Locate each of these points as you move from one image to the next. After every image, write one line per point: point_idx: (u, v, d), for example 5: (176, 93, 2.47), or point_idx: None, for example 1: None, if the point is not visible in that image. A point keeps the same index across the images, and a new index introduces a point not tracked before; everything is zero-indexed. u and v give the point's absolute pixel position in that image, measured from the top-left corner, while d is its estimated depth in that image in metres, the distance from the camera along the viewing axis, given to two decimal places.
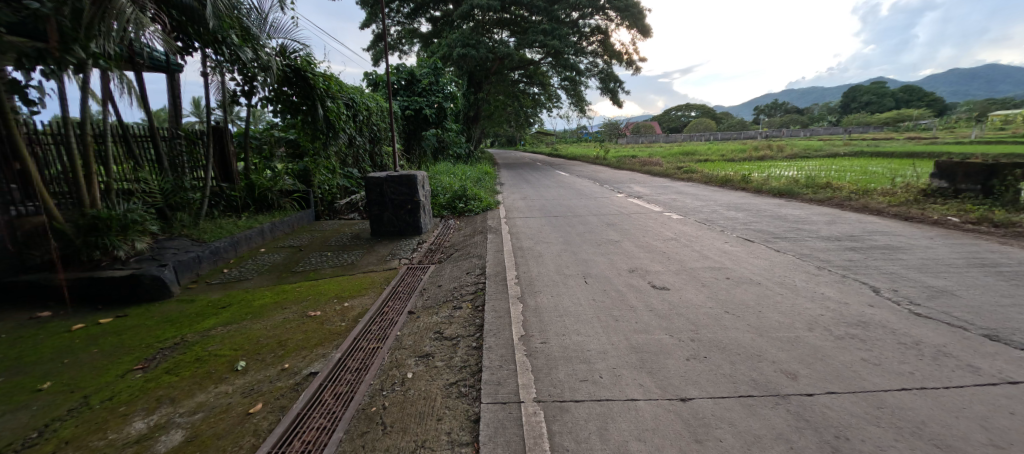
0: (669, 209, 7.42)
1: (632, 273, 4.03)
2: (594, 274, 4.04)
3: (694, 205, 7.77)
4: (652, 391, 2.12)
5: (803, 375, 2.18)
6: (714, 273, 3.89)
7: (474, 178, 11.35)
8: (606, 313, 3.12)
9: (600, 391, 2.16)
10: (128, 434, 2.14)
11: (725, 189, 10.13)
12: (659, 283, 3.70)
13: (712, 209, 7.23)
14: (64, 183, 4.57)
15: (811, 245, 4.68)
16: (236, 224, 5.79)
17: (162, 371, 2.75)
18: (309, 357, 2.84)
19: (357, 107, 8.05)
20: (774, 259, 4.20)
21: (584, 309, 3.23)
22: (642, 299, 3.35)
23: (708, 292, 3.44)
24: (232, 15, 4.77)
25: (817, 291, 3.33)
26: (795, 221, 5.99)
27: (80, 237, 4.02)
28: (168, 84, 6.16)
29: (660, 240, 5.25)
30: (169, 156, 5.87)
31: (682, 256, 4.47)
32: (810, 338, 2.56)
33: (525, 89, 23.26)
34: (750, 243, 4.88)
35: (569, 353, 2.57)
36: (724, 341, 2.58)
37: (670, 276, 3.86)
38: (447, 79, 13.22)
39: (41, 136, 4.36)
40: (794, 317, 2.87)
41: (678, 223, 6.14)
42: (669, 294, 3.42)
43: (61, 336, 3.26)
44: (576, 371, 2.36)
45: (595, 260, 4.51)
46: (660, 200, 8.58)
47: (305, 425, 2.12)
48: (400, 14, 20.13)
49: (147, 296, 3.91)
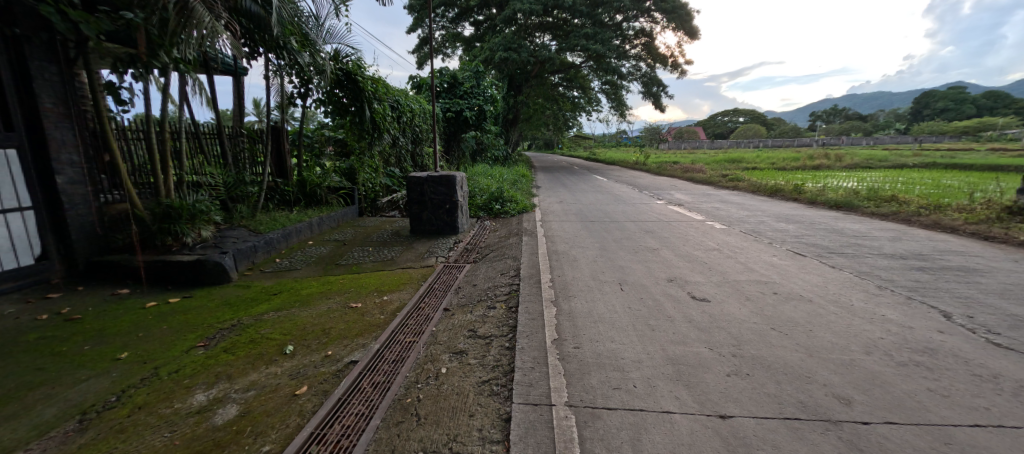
0: (712, 218, 7.18)
1: (671, 282, 3.95)
2: (630, 281, 4.00)
3: (739, 215, 7.50)
4: (688, 405, 2.09)
5: (859, 401, 2.07)
6: (759, 287, 3.74)
7: (510, 180, 11.43)
8: (642, 322, 3.08)
9: (633, 400, 2.14)
10: (190, 405, 2.35)
11: (775, 199, 9.66)
12: (699, 295, 3.59)
13: (759, 220, 6.92)
14: (145, 175, 5.08)
15: (871, 262, 4.39)
16: (288, 217, 6.14)
17: (221, 350, 2.99)
18: (351, 346, 2.99)
19: (400, 109, 8.38)
20: (828, 276, 3.98)
21: (619, 316, 3.21)
22: (681, 310, 3.28)
23: (752, 306, 3.31)
24: (294, 21, 5.10)
25: (877, 312, 3.13)
26: (855, 236, 5.63)
27: (156, 223, 4.43)
28: (234, 86, 6.65)
29: (701, 249, 5.10)
30: (232, 153, 6.35)
31: (724, 268, 4.31)
32: (867, 362, 2.42)
33: (566, 92, 23.12)
34: (801, 257, 4.64)
35: (602, 360, 2.56)
36: (770, 359, 2.49)
37: (711, 288, 3.74)
38: (488, 82, 13.46)
39: (127, 132, 4.87)
40: (850, 339, 2.71)
41: (722, 233, 5.94)
42: (710, 307, 3.32)
43: (136, 312, 3.60)
44: (609, 379, 2.35)
45: (632, 267, 4.44)
46: (703, 208, 8.35)
47: (345, 410, 2.25)
48: (444, 19, 20.59)
49: (209, 279, 4.24)
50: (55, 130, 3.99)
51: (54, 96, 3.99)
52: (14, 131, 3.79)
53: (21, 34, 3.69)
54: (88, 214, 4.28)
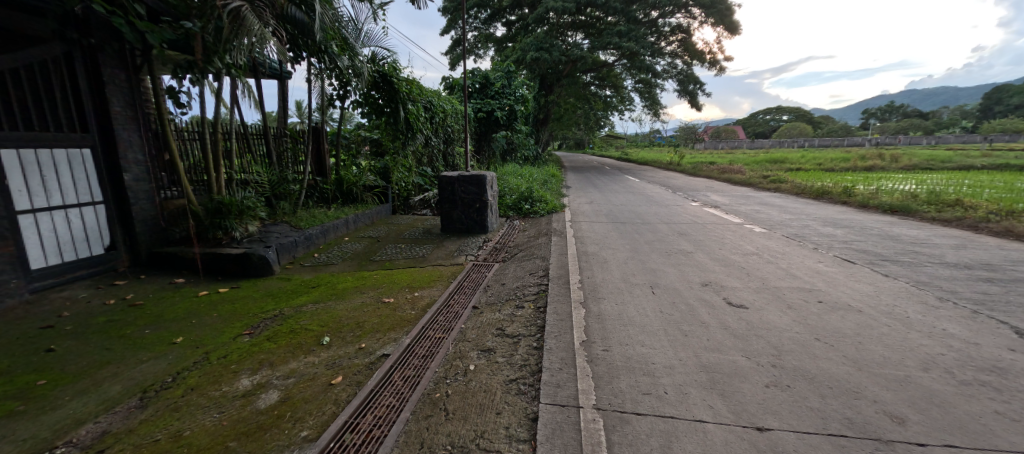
0: (751, 221, 6.91)
1: (705, 287, 3.85)
2: (662, 285, 3.92)
3: (782, 218, 7.19)
4: (723, 415, 2.04)
5: (914, 421, 1.96)
6: (802, 294, 3.58)
7: (540, 180, 11.42)
8: (675, 327, 3.02)
9: (664, 407, 2.12)
10: (237, 389, 2.52)
11: (822, 202, 9.18)
12: (736, 301, 3.48)
13: (804, 224, 6.61)
14: (198, 173, 5.44)
15: (932, 272, 4.10)
16: (327, 214, 6.40)
17: (264, 338, 3.17)
18: (383, 340, 3.10)
19: (433, 110, 8.56)
20: (881, 285, 3.76)
21: (651, 320, 3.16)
22: (715, 316, 3.20)
23: (794, 315, 3.18)
24: (335, 26, 5.32)
25: (937, 326, 2.93)
26: (913, 243, 5.27)
27: (208, 218, 4.74)
28: (279, 89, 7.00)
29: (739, 253, 4.94)
30: (277, 152, 6.68)
31: (764, 274, 4.16)
32: (924, 380, 2.28)
33: (598, 91, 22.86)
34: (850, 265, 4.40)
35: (632, 364, 2.54)
36: (812, 372, 2.39)
37: (749, 294, 3.62)
38: (519, 82, 13.49)
39: (184, 133, 5.22)
40: (904, 354, 2.56)
41: (762, 237, 5.72)
42: (748, 314, 3.21)
43: (190, 300, 3.87)
44: (639, 383, 2.33)
45: (665, 270, 4.36)
46: (742, 211, 8.06)
47: (377, 402, 2.34)
48: (477, 20, 20.82)
49: (254, 271, 4.49)
50: (123, 131, 4.34)
51: (123, 100, 4.34)
52: (89, 132, 4.15)
53: (95, 43, 4.04)
54: (151, 208, 4.63)
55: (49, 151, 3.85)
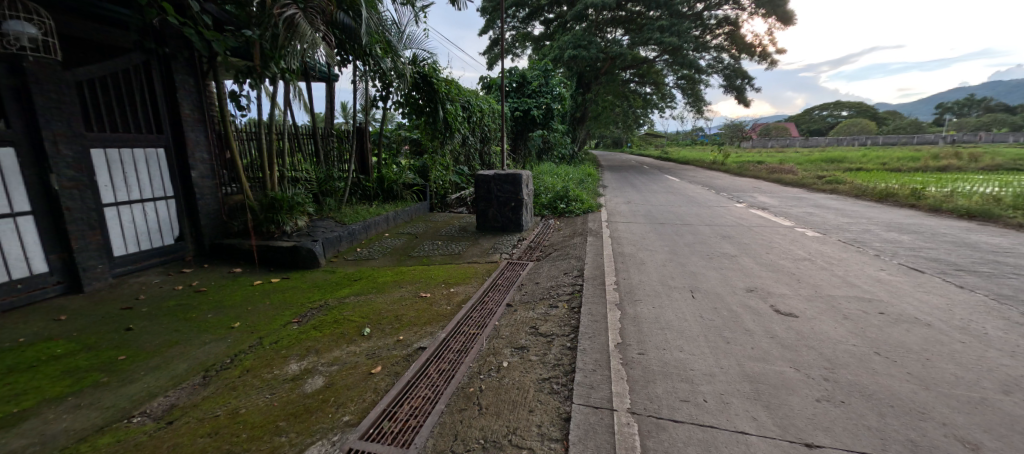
0: (803, 225, 6.56)
1: (750, 293, 3.70)
2: (703, 289, 3.81)
3: (837, 222, 6.77)
4: (767, 428, 1.97)
5: (989, 447, 1.81)
6: (860, 305, 3.37)
7: (576, 179, 11.33)
8: (716, 334, 2.94)
9: (703, 416, 2.07)
10: (286, 373, 2.69)
11: (884, 205, 8.55)
12: (784, 309, 3.33)
13: (864, 229, 6.19)
14: (254, 170, 5.83)
15: (1015, 284, 3.74)
16: (369, 211, 6.68)
17: (311, 326, 3.37)
18: (419, 333, 3.22)
19: (471, 109, 8.72)
20: (954, 298, 3.48)
21: (690, 325, 3.09)
22: (761, 324, 3.08)
23: (849, 326, 3.00)
24: (379, 30, 5.54)
25: (1020, 345, 2.68)
26: (992, 252, 4.82)
27: (263, 213, 5.07)
28: (327, 92, 7.36)
29: (788, 258, 4.71)
30: (324, 151, 7.03)
31: (815, 281, 3.95)
32: (1004, 403, 2.10)
33: (637, 89, 22.36)
34: (917, 274, 4.09)
35: (670, 369, 2.50)
36: (869, 388, 2.26)
37: (798, 303, 3.45)
38: (557, 80, 13.43)
39: (242, 133, 5.61)
40: (980, 374, 2.36)
41: (814, 242, 5.42)
42: (797, 323, 3.07)
43: (245, 288, 4.17)
44: (676, 390, 2.30)
45: (706, 274, 4.23)
46: (792, 213, 7.65)
47: (413, 393, 2.44)
48: (515, 19, 20.92)
49: (302, 264, 4.76)
50: (191, 132, 4.72)
51: (192, 104, 4.72)
52: (162, 133, 4.56)
53: (169, 52, 4.42)
54: (214, 203, 5.02)
55: (129, 151, 4.26)
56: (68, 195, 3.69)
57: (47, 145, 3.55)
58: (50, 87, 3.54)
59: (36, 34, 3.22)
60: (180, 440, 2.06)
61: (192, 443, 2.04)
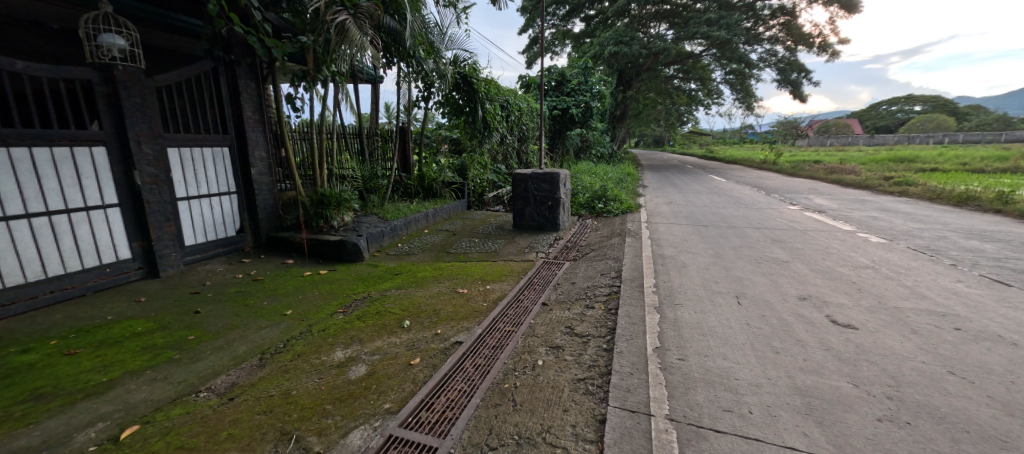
0: (865, 230, 6.12)
1: (803, 301, 3.52)
2: (749, 295, 3.66)
3: (906, 227, 6.26)
4: (820, 445, 1.88)
5: None
6: (932, 319, 3.12)
7: (615, 179, 11.15)
8: (763, 343, 2.82)
9: (748, 428, 2.01)
10: (333, 360, 2.86)
11: (963, 210, 7.81)
12: (842, 320, 3.14)
13: (938, 236, 5.69)
14: (306, 168, 6.18)
15: None
16: (410, 207, 6.90)
17: (355, 317, 3.55)
18: (456, 327, 3.31)
19: (510, 108, 8.81)
20: None
21: (735, 332, 2.98)
22: (814, 334, 2.93)
23: (918, 342, 2.79)
24: (422, 32, 5.71)
25: None
26: None
27: (313, 208, 5.38)
28: (372, 93, 7.66)
29: (848, 266, 4.42)
30: (369, 150, 7.33)
31: (879, 291, 3.69)
32: None
33: (682, 85, 21.61)
34: (1002, 287, 3.72)
35: (712, 377, 2.44)
36: (940, 410, 2.09)
37: (858, 314, 3.24)
38: (596, 78, 13.24)
39: (295, 133, 5.97)
40: None
41: (878, 249, 5.05)
42: (856, 336, 2.89)
43: (297, 278, 4.44)
44: (719, 399, 2.24)
45: (753, 280, 4.06)
46: (852, 217, 7.15)
47: (450, 385, 2.52)
48: (555, 17, 20.81)
49: (347, 257, 5.01)
50: (252, 133, 5.08)
51: (252, 106, 5.07)
52: (227, 133, 4.93)
53: (234, 59, 4.76)
54: (270, 199, 5.38)
55: (199, 150, 4.65)
56: (149, 189, 4.08)
57: (132, 145, 3.94)
58: (136, 93, 3.91)
59: (124, 45, 3.72)
60: (240, 416, 2.24)
61: (250, 419, 2.21)
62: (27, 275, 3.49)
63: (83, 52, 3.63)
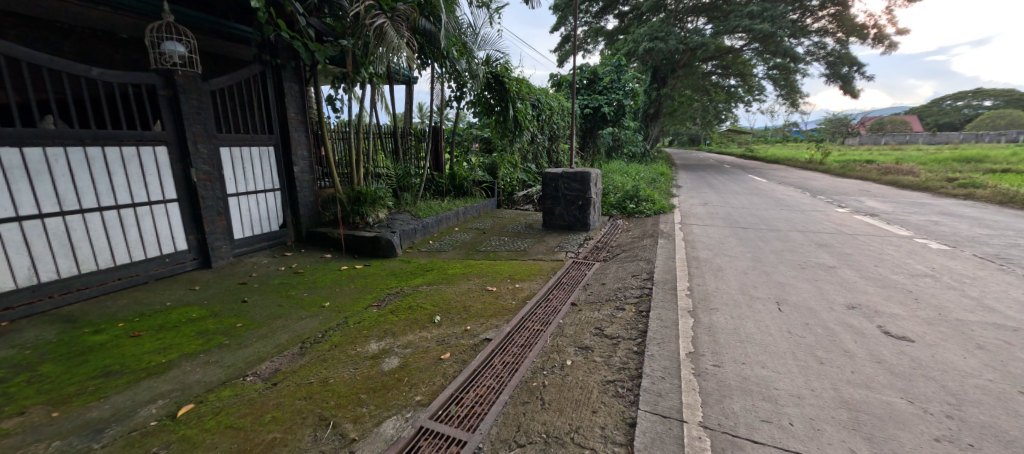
0: (923, 235, 5.72)
1: (852, 310, 3.34)
2: (791, 302, 3.52)
3: (969, 233, 5.81)
4: None
5: None
6: (999, 333, 2.90)
7: (647, 179, 10.93)
8: (806, 352, 2.71)
9: (787, 440, 1.95)
10: (367, 351, 2.97)
11: None
12: (895, 332, 2.96)
13: (1008, 243, 5.25)
14: (343, 166, 6.42)
15: None
16: (441, 205, 7.04)
17: (388, 310, 3.67)
18: (486, 324, 3.36)
19: (541, 107, 8.81)
20: None
21: (775, 340, 2.88)
22: (863, 346, 2.78)
23: (983, 358, 2.60)
24: (456, 33, 5.81)
25: None
26: None
27: (350, 205, 5.59)
28: (407, 93, 7.86)
29: (902, 274, 4.16)
30: (403, 150, 7.53)
31: (938, 302, 3.45)
32: None
33: (720, 81, 20.85)
34: None
35: (749, 386, 2.37)
36: (1007, 433, 1.95)
37: (914, 325, 3.05)
38: (630, 75, 13.01)
39: (334, 133, 6.21)
40: None
41: (938, 256, 4.72)
42: (912, 349, 2.72)
43: (335, 272, 4.63)
44: (757, 409, 2.17)
45: (796, 286, 3.89)
46: (908, 221, 6.71)
47: (479, 381, 2.57)
48: (588, 14, 20.58)
49: (382, 253, 5.18)
50: (295, 133, 5.33)
51: (296, 108, 5.31)
52: (273, 133, 5.20)
53: (281, 62, 5.01)
54: (310, 196, 5.63)
55: (248, 149, 4.93)
56: (203, 186, 4.40)
57: (190, 145, 4.24)
58: (193, 97, 4.20)
59: (184, 52, 4.05)
60: (282, 400, 2.38)
61: (292, 403, 2.34)
62: (99, 263, 3.81)
63: (149, 60, 3.98)
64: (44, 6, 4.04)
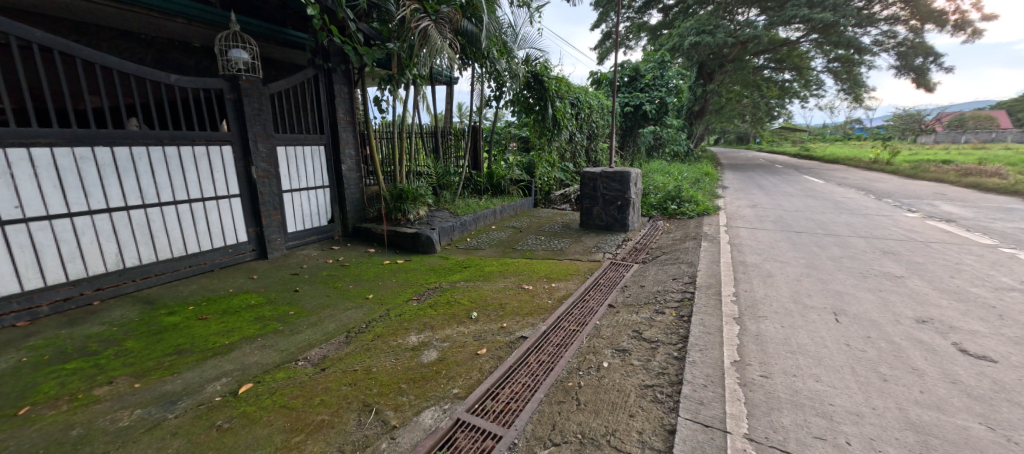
0: (1008, 244, 5.18)
1: (923, 325, 3.09)
2: (851, 313, 3.30)
3: None
4: None
5: None
6: None
7: (690, 179, 10.56)
8: (867, 368, 2.54)
9: None
10: (408, 343, 3.09)
11: None
12: (974, 351, 2.71)
13: None
14: (386, 164, 6.66)
15: None
16: (479, 204, 7.16)
17: (427, 305, 3.79)
18: (522, 322, 3.40)
19: (580, 106, 8.74)
20: None
21: (831, 353, 2.72)
22: (935, 364, 2.57)
23: None
24: (497, 33, 5.88)
25: None
26: None
27: (392, 202, 5.81)
28: (448, 94, 8.03)
29: (984, 287, 3.78)
30: (443, 149, 7.70)
31: None
32: None
33: (772, 76, 19.74)
34: None
35: (801, 400, 2.26)
36: None
37: (996, 344, 2.78)
38: (673, 72, 12.61)
39: (379, 132, 6.45)
40: None
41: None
42: (993, 370, 2.49)
43: (377, 266, 4.82)
44: (809, 424, 2.07)
45: (855, 296, 3.64)
46: (989, 229, 6.08)
47: (514, 378, 2.61)
48: (630, 10, 20.12)
49: (421, 248, 5.33)
50: (343, 133, 5.59)
51: (345, 109, 5.57)
52: (324, 133, 5.48)
53: (332, 66, 5.26)
54: (356, 193, 5.89)
55: (302, 149, 5.23)
56: (262, 182, 4.73)
57: (250, 144, 4.57)
58: (254, 100, 4.51)
59: (248, 58, 4.33)
60: (330, 385, 2.52)
61: (339, 388, 2.48)
62: (173, 252, 4.19)
63: (218, 66, 4.30)
64: (129, 19, 4.48)
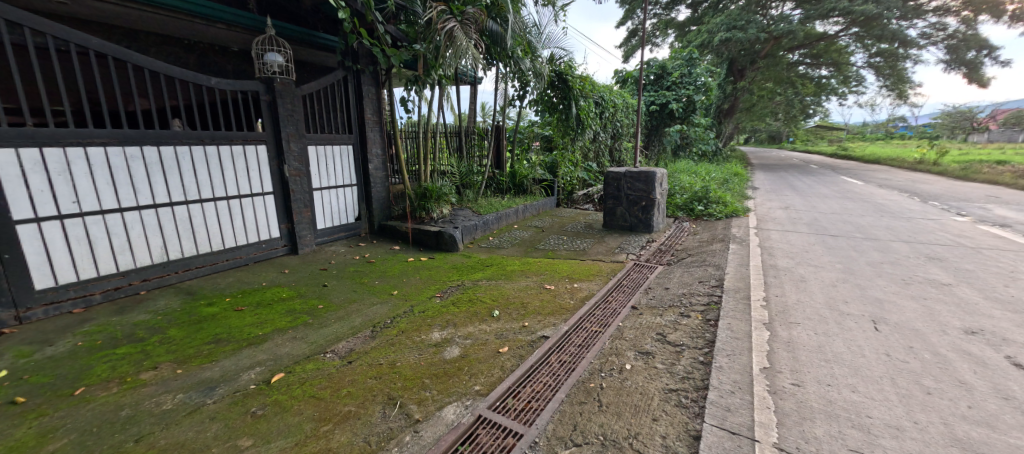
0: None
1: (972, 336, 2.92)
2: (891, 322, 3.16)
3: None
4: None
5: None
6: None
7: (718, 180, 10.29)
8: (908, 380, 2.42)
9: None
10: (431, 339, 3.14)
11: None
12: None
13: None
14: (411, 163, 6.78)
15: None
16: (501, 203, 7.20)
17: (450, 302, 3.85)
18: (543, 322, 3.41)
19: (604, 105, 8.65)
20: None
21: (869, 363, 2.61)
22: (985, 378, 2.43)
23: None
24: (521, 32, 5.89)
25: None
26: None
27: (417, 200, 5.91)
28: (472, 93, 8.10)
29: None
30: (466, 148, 7.78)
31: None
32: None
33: (807, 72, 18.97)
34: None
35: (836, 410, 2.18)
36: None
37: None
38: (702, 69, 12.30)
39: (404, 132, 6.58)
40: None
41: None
42: None
43: (402, 263, 4.92)
44: (844, 436, 2.00)
45: (896, 304, 3.48)
46: None
47: (535, 377, 2.62)
48: (658, 6, 19.70)
49: (444, 246, 5.41)
50: (371, 132, 5.73)
51: (373, 109, 5.70)
52: (352, 133, 5.63)
53: (361, 67, 5.39)
54: (382, 191, 6.02)
55: (331, 148, 5.39)
56: (294, 181, 4.90)
57: (284, 144, 4.75)
58: (287, 101, 4.68)
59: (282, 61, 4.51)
60: (356, 377, 2.60)
61: (365, 381, 2.56)
62: (211, 246, 4.39)
63: (255, 70, 4.50)
64: (173, 25, 4.71)
